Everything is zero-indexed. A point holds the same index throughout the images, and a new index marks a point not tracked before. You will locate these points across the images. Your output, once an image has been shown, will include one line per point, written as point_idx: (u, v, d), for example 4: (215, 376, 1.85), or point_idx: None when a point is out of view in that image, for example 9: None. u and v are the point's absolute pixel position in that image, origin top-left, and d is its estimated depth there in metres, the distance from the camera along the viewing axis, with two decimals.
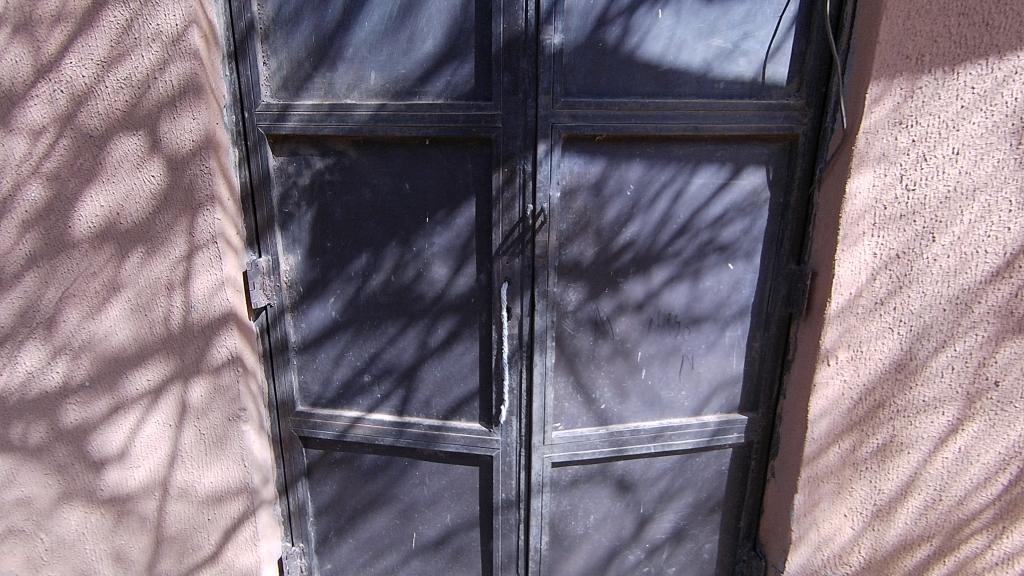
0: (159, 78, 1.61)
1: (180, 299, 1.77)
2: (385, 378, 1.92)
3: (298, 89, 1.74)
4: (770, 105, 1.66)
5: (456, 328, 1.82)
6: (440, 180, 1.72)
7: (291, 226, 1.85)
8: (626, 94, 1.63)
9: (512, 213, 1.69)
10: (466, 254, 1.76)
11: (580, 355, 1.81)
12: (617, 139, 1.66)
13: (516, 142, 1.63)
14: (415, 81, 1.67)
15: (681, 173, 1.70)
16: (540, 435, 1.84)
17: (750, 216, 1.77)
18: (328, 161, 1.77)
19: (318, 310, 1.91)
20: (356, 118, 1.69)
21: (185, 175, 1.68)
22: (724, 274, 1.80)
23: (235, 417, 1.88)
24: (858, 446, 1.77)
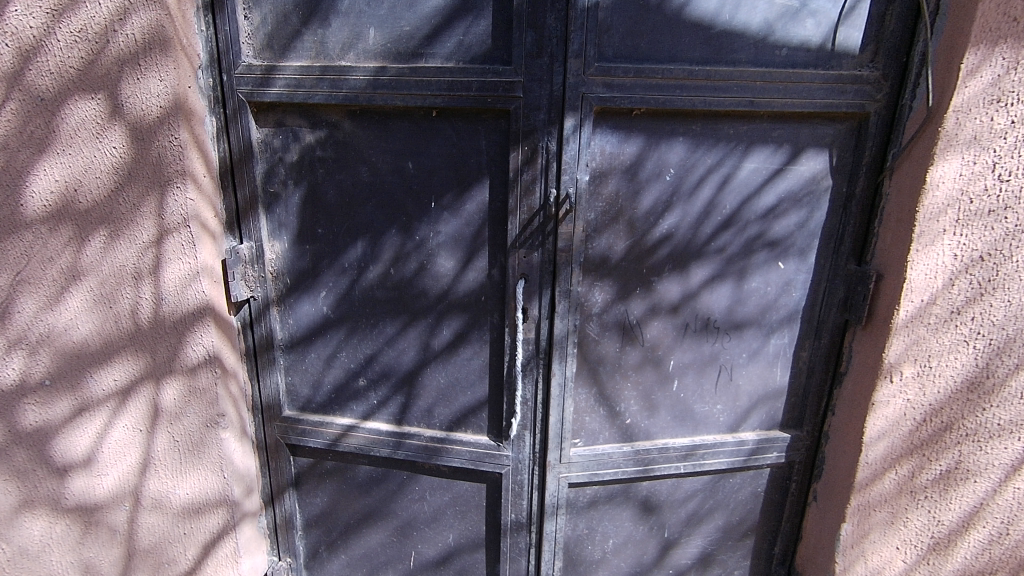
0: (119, 30, 1.36)
1: (149, 290, 1.56)
2: (382, 384, 1.70)
3: (285, 49, 1.49)
4: (839, 76, 1.40)
5: (463, 329, 1.60)
6: (448, 160, 1.48)
7: (277, 209, 1.62)
8: (671, 59, 1.36)
9: (531, 199, 1.44)
10: (476, 246, 1.52)
11: (604, 364, 1.58)
12: (658, 113, 1.40)
13: (540, 115, 1.38)
14: (420, 40, 1.42)
15: (730, 156, 1.45)
16: (556, 453, 1.62)
17: (807, 208, 1.52)
18: (319, 134, 1.54)
19: (307, 305, 1.69)
20: (351, 83, 1.45)
21: (152, 148, 1.45)
22: (773, 273, 1.57)
23: (213, 422, 1.67)
24: (917, 472, 1.55)
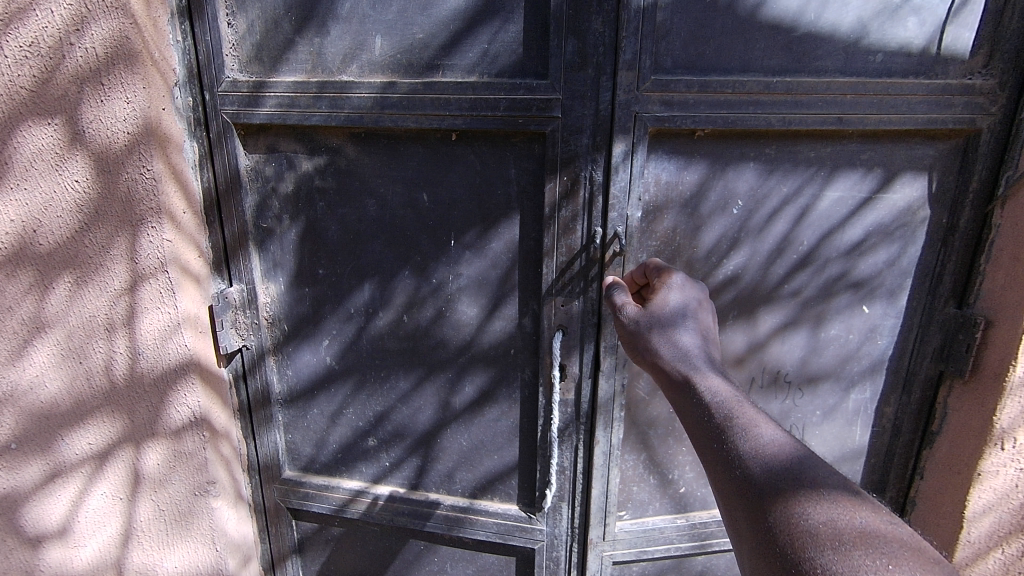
0: (76, 43, 1.13)
1: (125, 343, 1.32)
2: (395, 444, 1.48)
3: (276, 62, 1.26)
4: (945, 87, 1.12)
5: (489, 385, 1.37)
6: (470, 191, 1.25)
7: (271, 246, 1.40)
8: (742, 70, 1.11)
9: (572, 239, 1.21)
10: (504, 291, 1.30)
11: (655, 427, 1.35)
12: (725, 134, 1.16)
13: (582, 138, 1.15)
14: (437, 49, 1.18)
15: (810, 184, 1.20)
16: (598, 529, 1.40)
17: (899, 242, 1.27)
18: (319, 161, 1.31)
19: (308, 355, 1.46)
20: (355, 102, 1.21)
21: (120, 181, 1.21)
22: (856, 319, 1.33)
23: (202, 490, 1.45)
24: None
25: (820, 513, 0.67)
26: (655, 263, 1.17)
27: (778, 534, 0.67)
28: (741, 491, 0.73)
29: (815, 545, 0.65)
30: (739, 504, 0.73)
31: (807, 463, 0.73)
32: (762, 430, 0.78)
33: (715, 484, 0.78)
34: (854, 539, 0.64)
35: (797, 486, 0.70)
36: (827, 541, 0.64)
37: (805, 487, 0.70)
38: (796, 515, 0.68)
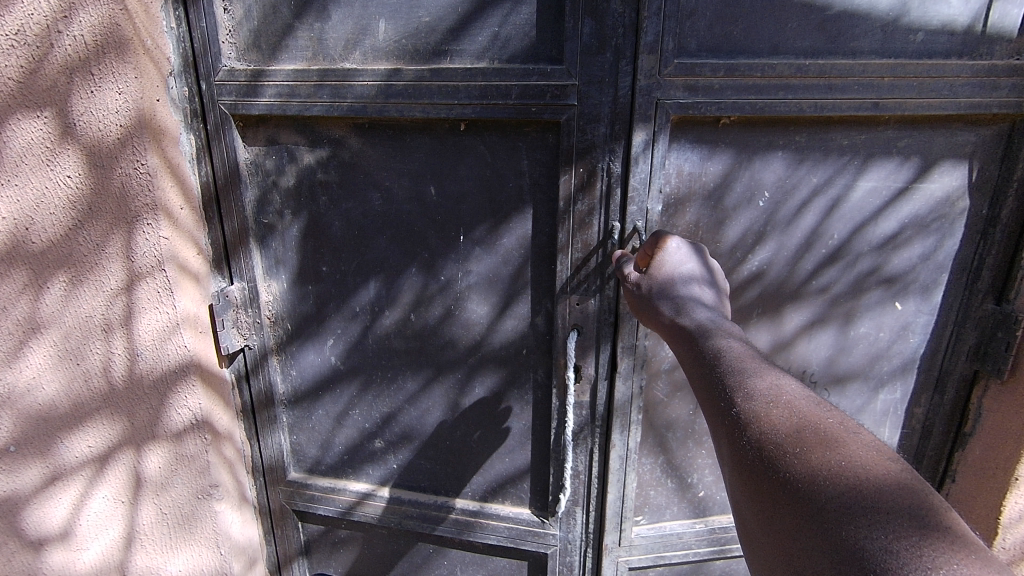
0: (64, 30, 1.06)
1: (123, 344, 1.27)
2: (402, 446, 1.43)
3: (274, 48, 1.19)
4: (991, 69, 1.05)
5: (500, 386, 1.32)
6: (480, 184, 1.18)
7: (272, 243, 1.34)
8: (772, 52, 1.04)
9: (588, 234, 1.14)
10: (516, 288, 1.24)
11: (674, 429, 1.29)
12: (753, 121, 1.09)
13: (599, 128, 1.08)
14: (445, 33, 1.11)
15: (842, 174, 1.14)
16: (613, 535, 1.35)
17: (935, 235, 1.20)
18: (322, 153, 1.25)
19: (312, 355, 1.41)
20: (358, 90, 1.15)
21: (113, 176, 1.16)
22: (888, 316, 1.26)
23: (205, 493, 1.41)
24: None
25: (788, 428, 0.70)
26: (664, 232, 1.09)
27: (751, 452, 0.71)
28: (724, 419, 0.76)
29: (783, 455, 0.68)
30: (724, 431, 0.76)
31: (787, 390, 0.76)
32: (751, 367, 0.80)
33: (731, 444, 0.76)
34: (814, 447, 0.67)
35: (773, 409, 0.73)
36: (790, 451, 0.67)
37: (780, 409, 0.73)
38: (767, 434, 0.71)
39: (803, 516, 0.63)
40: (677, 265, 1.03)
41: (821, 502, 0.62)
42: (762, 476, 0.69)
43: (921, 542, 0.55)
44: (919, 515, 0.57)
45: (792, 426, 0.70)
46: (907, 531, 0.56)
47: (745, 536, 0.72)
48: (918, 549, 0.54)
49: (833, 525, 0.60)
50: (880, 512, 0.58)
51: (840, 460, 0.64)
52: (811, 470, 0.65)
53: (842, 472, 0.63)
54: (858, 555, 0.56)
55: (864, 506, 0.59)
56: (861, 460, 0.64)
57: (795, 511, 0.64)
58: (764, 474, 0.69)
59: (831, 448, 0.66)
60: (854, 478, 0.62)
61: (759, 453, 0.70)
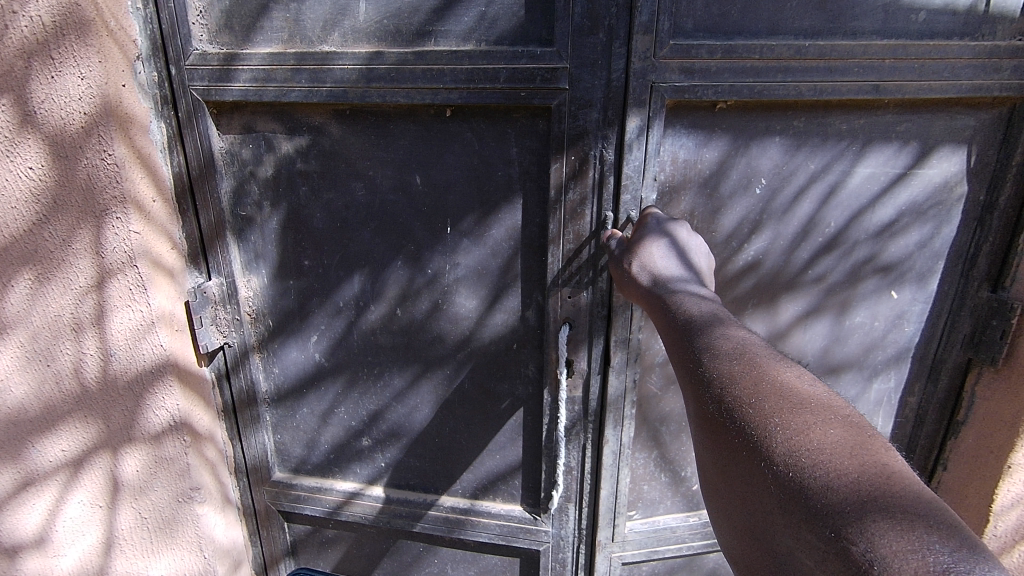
0: (19, 10, 0.98)
1: (95, 344, 1.20)
2: (390, 444, 1.39)
3: (249, 30, 1.13)
4: (993, 50, 1.02)
5: (491, 381, 1.28)
6: (468, 172, 1.14)
7: (251, 236, 1.28)
8: (770, 32, 1.00)
9: (580, 224, 1.10)
10: (506, 281, 1.19)
11: (667, 423, 1.27)
12: (750, 106, 1.05)
13: (591, 113, 1.04)
14: (428, 13, 1.05)
15: (840, 160, 1.11)
16: (607, 531, 1.32)
17: (933, 222, 1.18)
18: (301, 141, 1.19)
19: (295, 352, 1.36)
20: (338, 75, 1.09)
21: (79, 168, 1.08)
22: (883, 305, 1.24)
23: (186, 496, 1.35)
24: None
25: (746, 381, 0.71)
26: (649, 212, 1.05)
27: (711, 405, 0.71)
28: (687, 374, 0.77)
29: (739, 407, 0.68)
30: (688, 388, 0.76)
31: (749, 346, 0.76)
32: (717, 326, 0.81)
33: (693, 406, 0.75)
34: (769, 398, 0.67)
35: (736, 365, 0.73)
36: (746, 402, 0.68)
37: (740, 364, 0.73)
38: (726, 387, 0.71)
39: (755, 461, 0.64)
40: (658, 232, 1.01)
41: (771, 447, 0.62)
42: (720, 428, 0.70)
43: (860, 479, 0.56)
44: (860, 455, 0.58)
45: (750, 377, 0.71)
46: (848, 469, 0.57)
47: (707, 487, 0.73)
48: (857, 485, 0.55)
49: (782, 468, 0.61)
50: (824, 453, 0.59)
51: (792, 410, 0.65)
52: (763, 418, 0.65)
53: (792, 420, 0.64)
54: (803, 495, 0.58)
55: (809, 448, 0.60)
56: (811, 409, 0.65)
57: (748, 457, 0.64)
58: (721, 426, 0.69)
59: (784, 398, 0.67)
60: (802, 424, 0.63)
61: (718, 405, 0.71)
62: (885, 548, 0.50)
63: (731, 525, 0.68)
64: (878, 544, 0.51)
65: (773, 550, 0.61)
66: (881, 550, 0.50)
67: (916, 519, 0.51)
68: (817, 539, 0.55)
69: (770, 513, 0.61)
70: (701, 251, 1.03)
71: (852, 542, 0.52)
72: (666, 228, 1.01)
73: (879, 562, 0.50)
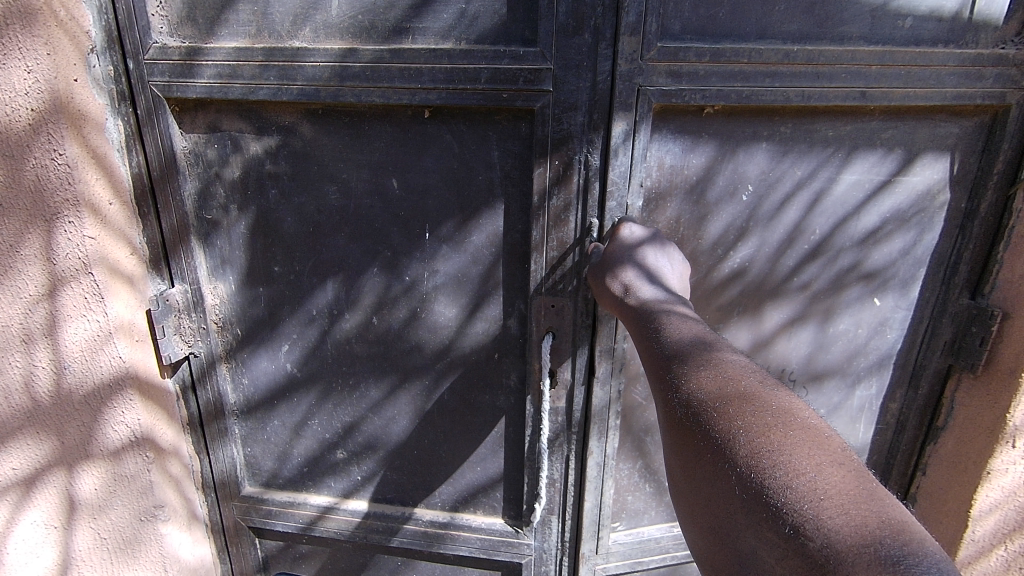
0: None
1: (48, 354, 1.10)
2: (366, 457, 1.34)
3: (213, 23, 1.06)
4: (977, 57, 1.01)
5: (471, 391, 1.24)
6: (447, 176, 1.09)
7: (217, 241, 1.22)
8: (758, 36, 0.98)
9: (564, 231, 1.07)
10: (487, 289, 1.15)
11: (651, 433, 1.24)
12: (737, 111, 1.03)
13: (576, 117, 1.00)
14: (405, 9, 1.00)
15: (826, 166, 1.10)
16: (590, 543, 1.30)
17: (916, 229, 1.18)
18: (270, 142, 1.13)
19: (265, 361, 1.30)
20: (310, 72, 1.03)
21: (26, 168, 1.00)
22: (866, 312, 1.24)
23: (148, 515, 1.27)
24: None
25: (711, 383, 0.67)
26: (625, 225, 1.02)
27: (677, 409, 0.67)
28: (658, 379, 0.72)
29: (704, 408, 0.64)
30: (656, 392, 0.72)
31: (716, 350, 0.72)
32: (685, 331, 0.77)
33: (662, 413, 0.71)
34: (732, 401, 0.63)
35: (703, 369, 0.69)
36: (710, 403, 0.64)
37: (706, 368, 0.69)
38: (691, 390, 0.67)
39: (718, 463, 0.60)
40: (635, 241, 0.99)
41: (734, 449, 0.59)
42: (685, 430, 0.66)
43: (819, 478, 0.52)
44: (819, 453, 0.55)
45: (716, 380, 0.67)
46: (807, 468, 0.53)
47: (676, 495, 0.69)
48: (815, 485, 0.52)
49: (743, 469, 0.57)
50: (784, 452, 0.56)
51: (756, 411, 0.61)
52: (725, 418, 0.62)
53: (754, 420, 0.60)
54: (765, 495, 0.54)
55: (770, 447, 0.57)
56: (774, 410, 0.61)
57: (710, 458, 0.61)
58: (686, 428, 0.65)
59: (747, 399, 0.63)
60: (764, 425, 0.59)
61: (684, 408, 0.66)
62: (840, 544, 0.47)
63: (696, 530, 0.63)
64: (835, 541, 0.47)
65: (736, 555, 0.56)
66: (837, 546, 0.47)
67: (872, 516, 0.48)
68: (777, 539, 0.51)
69: (731, 515, 0.57)
70: (680, 263, 1.01)
71: (809, 537, 0.49)
72: (643, 238, 0.99)
73: (835, 558, 0.46)
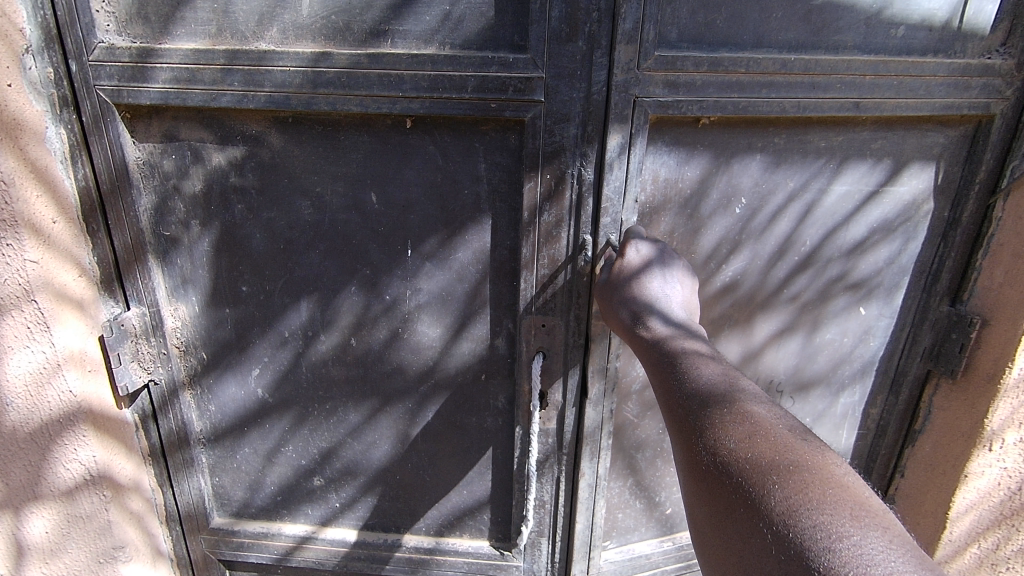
0: None
1: None
2: (345, 483, 1.27)
3: (167, 21, 0.96)
4: (966, 67, 1.01)
5: (458, 413, 1.18)
6: (430, 190, 1.02)
7: (177, 259, 1.12)
8: (754, 45, 0.94)
9: (554, 247, 1.02)
10: (474, 307, 1.10)
11: (642, 450, 1.21)
12: (733, 122, 1.00)
13: (568, 129, 0.95)
14: (384, 10, 0.92)
15: (818, 177, 1.08)
16: (581, 563, 1.26)
17: (901, 238, 1.18)
18: (235, 152, 1.04)
19: (233, 387, 1.21)
20: (279, 79, 0.95)
21: None
22: (851, 321, 1.24)
23: (108, 556, 1.17)
24: (1002, 544, 1.29)
25: (739, 432, 0.64)
26: (631, 241, 0.96)
27: (705, 458, 0.65)
28: (678, 424, 0.70)
29: (734, 460, 0.62)
30: (678, 436, 0.70)
31: (740, 393, 0.70)
32: (705, 371, 0.74)
33: (682, 458, 0.69)
34: (765, 453, 0.61)
35: (728, 416, 0.67)
36: (740, 455, 0.62)
37: (731, 414, 0.67)
38: (719, 438, 0.65)
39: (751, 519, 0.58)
40: (642, 261, 0.94)
41: (770, 506, 0.57)
42: (712, 480, 0.63)
43: (864, 542, 0.51)
44: (860, 515, 0.53)
45: (743, 428, 0.65)
46: (848, 531, 0.52)
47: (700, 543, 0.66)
48: (859, 550, 0.50)
49: (780, 529, 0.55)
50: (824, 513, 0.54)
51: (788, 464, 0.59)
52: (758, 473, 0.59)
53: (789, 475, 0.58)
54: (804, 558, 0.52)
55: (808, 507, 0.55)
56: (808, 465, 0.59)
57: (743, 514, 0.58)
58: (714, 479, 0.63)
59: (778, 452, 0.61)
60: (800, 481, 0.57)
61: (710, 458, 0.64)
62: None
63: None
64: None
65: None
66: None
67: None
68: None
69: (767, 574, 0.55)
70: (690, 279, 0.96)
71: None
72: (649, 255, 0.94)
73: None
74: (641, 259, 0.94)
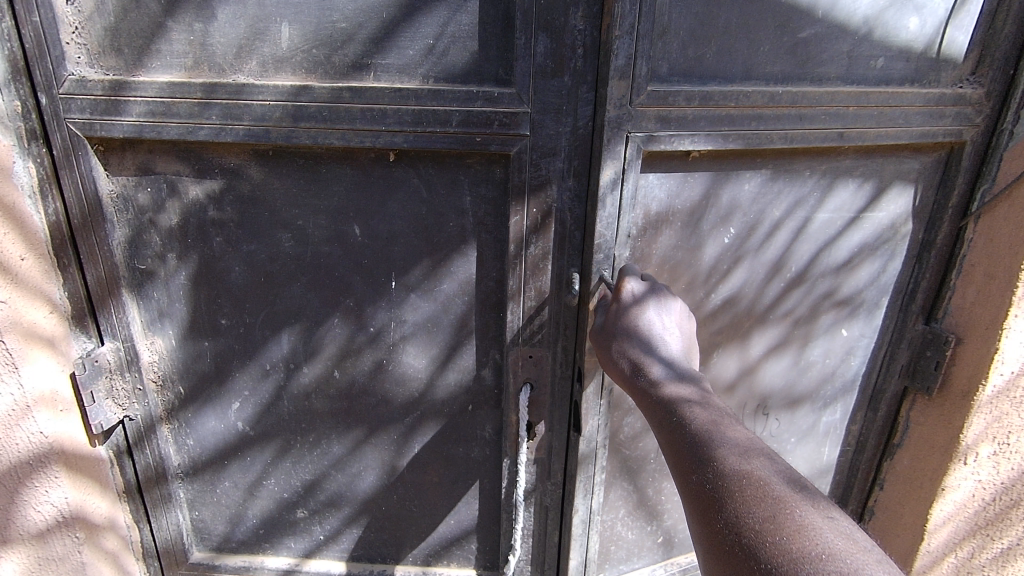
0: None
1: None
2: (330, 514, 1.25)
3: (141, 52, 0.93)
4: (940, 97, 1.04)
5: (444, 443, 1.17)
6: (415, 222, 1.01)
7: (153, 292, 1.08)
8: (742, 77, 0.96)
9: (541, 278, 1.02)
10: (460, 338, 1.09)
11: (630, 475, 1.21)
12: (721, 154, 1.01)
13: (556, 164, 0.96)
14: (366, 42, 0.91)
15: (806, 200, 1.10)
16: None
17: (881, 260, 1.20)
18: (213, 184, 1.01)
19: (212, 420, 1.18)
20: (258, 112, 0.93)
21: None
22: (836, 341, 1.26)
23: None
24: (976, 553, 1.32)
25: (763, 510, 0.65)
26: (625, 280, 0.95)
27: (730, 538, 0.65)
28: (697, 496, 0.70)
29: (761, 542, 0.63)
30: (696, 508, 0.70)
31: (755, 459, 0.70)
32: (716, 432, 0.74)
33: (701, 530, 0.69)
34: (793, 535, 0.62)
35: (749, 490, 0.67)
36: (770, 540, 0.62)
37: (751, 487, 0.67)
38: (743, 518, 0.65)
39: None
40: (638, 302, 0.92)
41: None
42: (739, 561, 0.64)
43: None
44: None
45: (766, 504, 0.65)
46: None
47: None
48: None
49: None
50: None
51: (817, 549, 0.60)
52: (789, 560, 0.60)
53: (822, 564, 0.59)
54: None
55: None
56: (835, 547, 0.61)
57: None
58: (742, 561, 0.63)
59: (806, 535, 0.62)
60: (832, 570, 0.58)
61: (736, 538, 0.65)
62: None
63: None
64: None
65: None
66: None
67: None
68: None
69: None
70: (685, 314, 0.96)
71: None
72: (644, 296, 0.93)
73: None
74: (637, 301, 0.93)
